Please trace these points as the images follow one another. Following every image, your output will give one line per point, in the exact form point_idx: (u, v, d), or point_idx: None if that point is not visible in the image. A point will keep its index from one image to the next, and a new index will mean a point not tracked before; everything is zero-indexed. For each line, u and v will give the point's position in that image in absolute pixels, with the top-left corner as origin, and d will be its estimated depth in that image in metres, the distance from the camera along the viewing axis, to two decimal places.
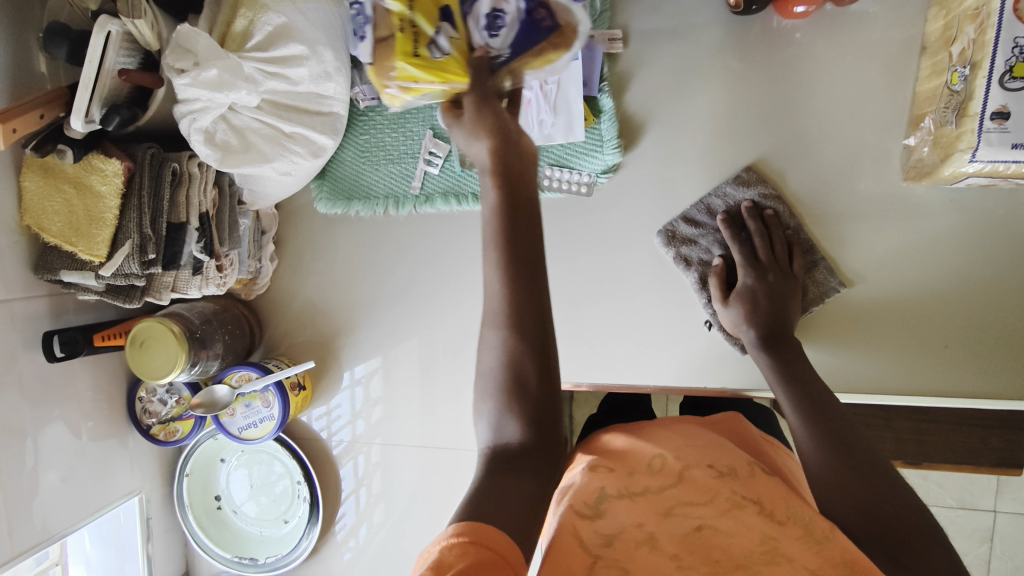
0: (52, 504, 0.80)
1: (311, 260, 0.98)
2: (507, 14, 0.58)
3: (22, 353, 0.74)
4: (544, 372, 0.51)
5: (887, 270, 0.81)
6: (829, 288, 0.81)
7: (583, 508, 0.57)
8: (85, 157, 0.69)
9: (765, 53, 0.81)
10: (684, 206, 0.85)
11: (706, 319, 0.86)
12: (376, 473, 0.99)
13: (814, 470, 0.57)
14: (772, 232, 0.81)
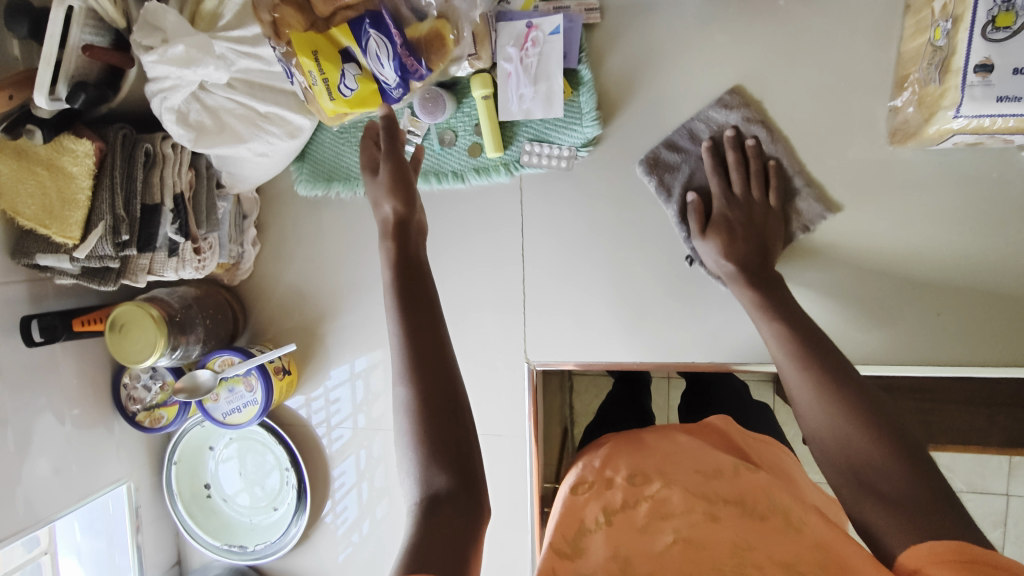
0: (36, 491, 0.80)
1: (293, 245, 0.96)
2: (386, 57, 0.69)
3: (0, 338, 0.74)
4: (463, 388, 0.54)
5: (881, 227, 0.78)
6: (811, 216, 0.79)
7: (562, 546, 0.58)
8: (55, 139, 0.69)
9: (747, 18, 0.79)
10: (667, 132, 0.82)
11: (687, 254, 0.84)
12: (380, 467, 0.97)
13: (822, 423, 0.56)
14: (750, 164, 0.80)
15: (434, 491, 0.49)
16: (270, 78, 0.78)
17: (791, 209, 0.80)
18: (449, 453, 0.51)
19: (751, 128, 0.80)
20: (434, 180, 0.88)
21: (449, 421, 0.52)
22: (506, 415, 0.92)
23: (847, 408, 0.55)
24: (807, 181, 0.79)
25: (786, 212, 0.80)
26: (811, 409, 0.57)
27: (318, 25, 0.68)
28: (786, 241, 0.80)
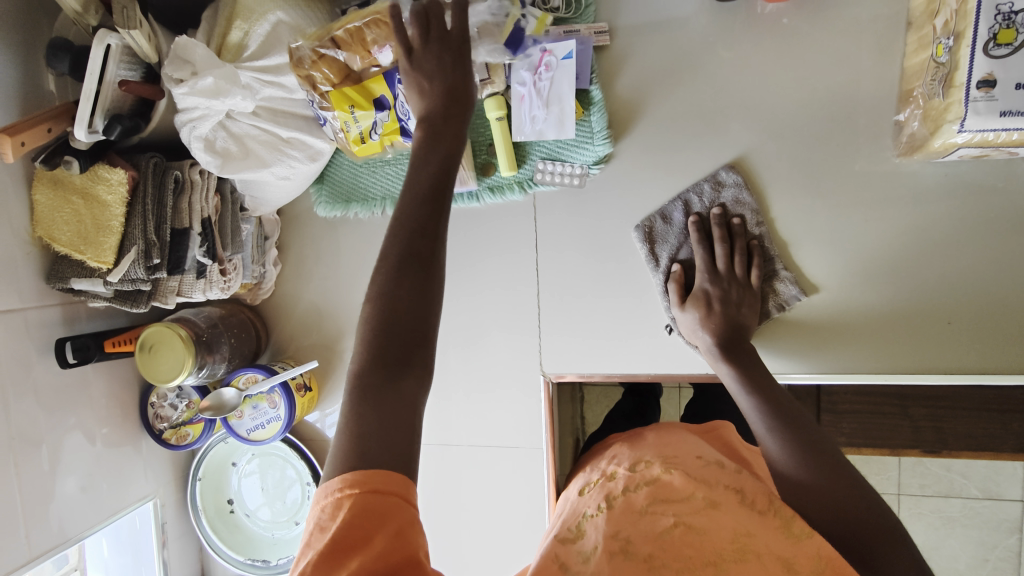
0: (69, 508, 0.82)
1: (313, 264, 0.99)
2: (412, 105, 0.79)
3: (36, 360, 0.77)
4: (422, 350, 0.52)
5: (877, 259, 0.80)
6: (789, 297, 0.82)
7: (566, 534, 0.62)
8: (90, 168, 0.72)
9: (752, 37, 0.81)
10: (660, 202, 0.85)
11: (666, 323, 0.87)
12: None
13: (794, 477, 0.60)
14: (735, 241, 0.82)
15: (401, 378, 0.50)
16: (291, 105, 0.82)
17: (769, 289, 0.82)
18: (405, 367, 0.50)
19: (736, 207, 0.82)
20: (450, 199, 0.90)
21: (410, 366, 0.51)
22: (523, 428, 0.93)
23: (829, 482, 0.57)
24: (787, 265, 0.82)
25: (764, 291, 0.83)
26: (795, 488, 0.59)
27: (354, 78, 0.77)
28: (760, 318, 0.83)
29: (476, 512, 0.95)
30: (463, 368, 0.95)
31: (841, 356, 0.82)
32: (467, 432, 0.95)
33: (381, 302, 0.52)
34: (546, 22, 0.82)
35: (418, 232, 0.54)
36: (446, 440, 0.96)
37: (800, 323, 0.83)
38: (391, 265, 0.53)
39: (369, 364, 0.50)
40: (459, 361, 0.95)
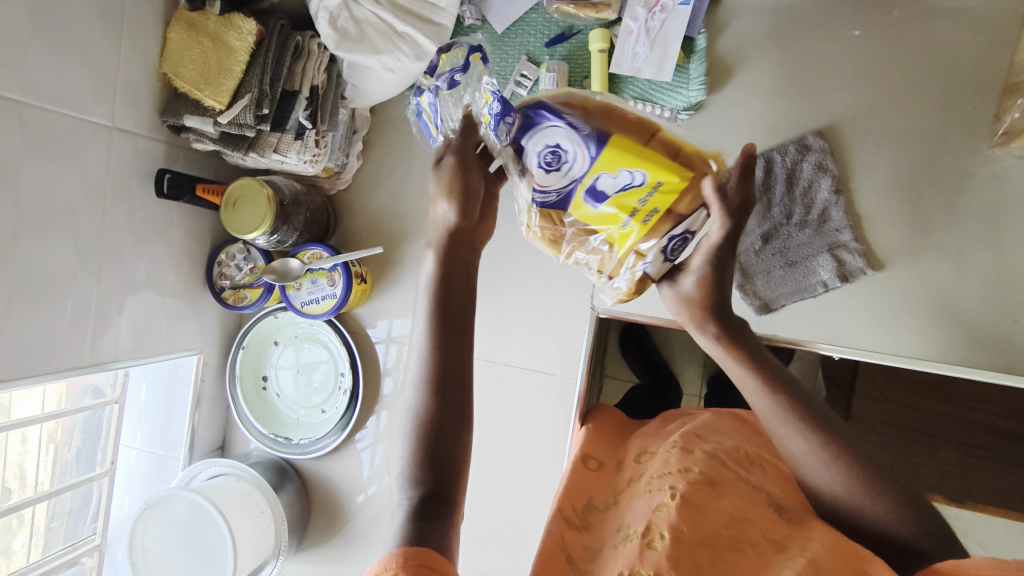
0: (129, 332, 0.87)
1: (392, 167, 1.03)
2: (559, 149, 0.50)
3: (136, 184, 0.82)
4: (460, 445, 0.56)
5: (945, 247, 0.80)
6: (854, 270, 0.82)
7: (571, 516, 0.67)
8: (228, 15, 0.79)
9: (860, 15, 0.84)
10: (742, 157, 0.87)
11: None
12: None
13: (836, 488, 0.59)
14: (795, 191, 0.84)
15: (432, 485, 0.53)
16: (411, 3, 0.87)
17: (834, 258, 0.83)
18: (440, 459, 0.55)
19: (815, 175, 0.83)
20: None
21: (449, 455, 0.55)
22: (561, 357, 0.95)
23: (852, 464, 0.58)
24: (857, 237, 0.82)
25: (828, 259, 0.83)
26: (809, 470, 0.61)
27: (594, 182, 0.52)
28: (822, 287, 0.84)
29: (498, 432, 0.97)
30: (514, 289, 0.97)
31: (888, 337, 0.82)
32: (507, 352, 0.97)
33: (434, 400, 0.56)
34: None
35: (445, 350, 0.58)
36: (483, 355, 0.98)
37: (854, 298, 0.83)
38: (433, 389, 0.57)
39: (420, 487, 0.53)
40: (510, 283, 0.97)
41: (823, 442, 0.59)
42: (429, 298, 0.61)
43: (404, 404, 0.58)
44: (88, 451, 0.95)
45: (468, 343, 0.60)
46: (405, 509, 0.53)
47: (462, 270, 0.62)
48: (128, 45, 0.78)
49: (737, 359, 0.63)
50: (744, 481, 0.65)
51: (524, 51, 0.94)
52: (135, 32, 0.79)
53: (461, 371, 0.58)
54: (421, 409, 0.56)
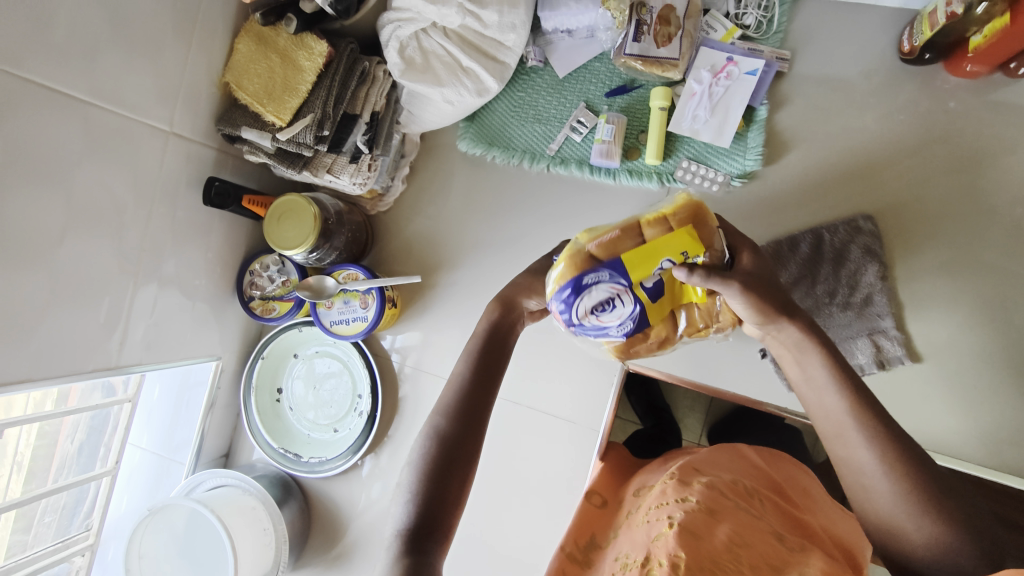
0: (154, 335, 0.86)
1: (435, 195, 1.03)
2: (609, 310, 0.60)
3: (184, 189, 0.82)
4: (462, 478, 0.63)
5: (985, 346, 0.81)
6: (891, 357, 0.83)
7: (575, 553, 0.67)
8: (301, 34, 0.78)
9: (919, 105, 0.85)
10: (791, 231, 0.87)
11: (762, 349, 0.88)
12: (413, 415, 1.01)
13: (894, 505, 0.54)
14: (840, 270, 0.84)
15: (425, 526, 0.59)
16: (479, 41, 0.87)
17: (872, 343, 0.83)
18: (441, 505, 0.60)
19: (863, 259, 0.83)
20: (588, 169, 0.93)
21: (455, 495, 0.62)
22: (585, 406, 0.94)
23: (918, 480, 0.53)
24: (897, 325, 0.83)
25: (866, 343, 0.83)
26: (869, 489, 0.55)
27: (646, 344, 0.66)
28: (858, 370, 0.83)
29: (511, 475, 0.95)
30: (544, 332, 0.96)
31: (918, 430, 0.82)
32: (529, 394, 0.96)
33: (452, 433, 0.64)
34: (732, 34, 0.87)
35: (466, 414, 0.66)
36: (506, 395, 0.97)
37: (887, 385, 0.83)
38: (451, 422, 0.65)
39: (414, 518, 0.59)
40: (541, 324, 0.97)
41: (883, 448, 0.55)
42: (477, 339, 0.72)
43: (416, 448, 0.65)
44: (90, 447, 0.93)
45: (486, 418, 0.67)
46: (398, 542, 0.58)
47: (508, 334, 0.73)
48: (195, 52, 0.78)
49: (814, 356, 0.61)
50: (746, 511, 0.61)
51: (583, 98, 0.95)
52: (204, 39, 0.78)
53: (473, 439, 0.65)
54: (439, 434, 0.64)
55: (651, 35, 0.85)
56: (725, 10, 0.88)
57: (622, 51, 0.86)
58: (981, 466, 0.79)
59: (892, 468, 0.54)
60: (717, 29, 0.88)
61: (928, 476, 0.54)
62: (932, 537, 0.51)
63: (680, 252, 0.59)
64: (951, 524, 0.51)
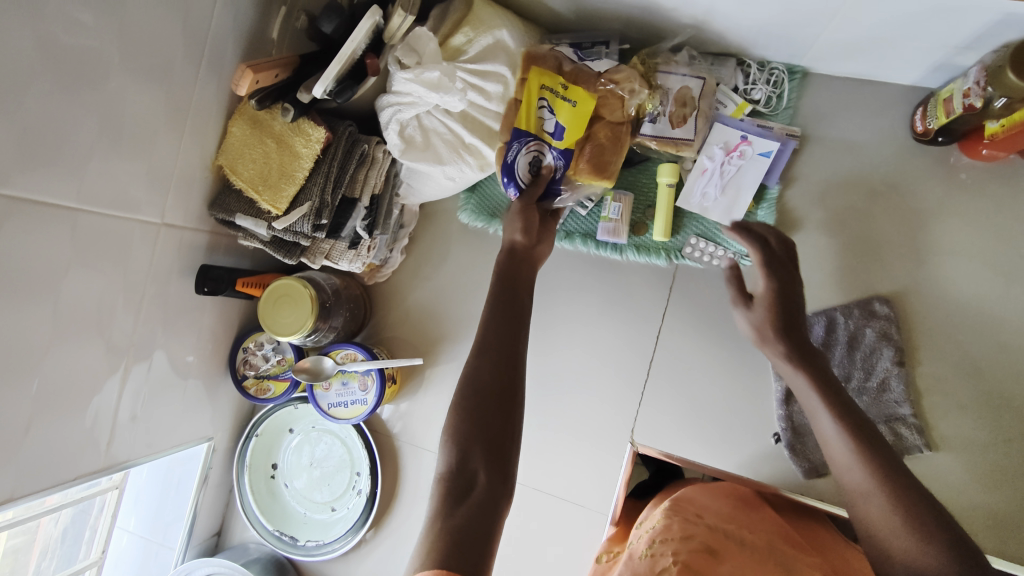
0: (142, 428, 0.82)
1: (436, 265, 1.01)
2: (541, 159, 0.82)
3: (175, 278, 0.78)
4: (504, 393, 0.60)
5: (1002, 433, 0.79)
6: (910, 446, 0.80)
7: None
8: (298, 119, 0.75)
9: (933, 184, 0.83)
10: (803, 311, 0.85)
11: (775, 432, 0.86)
12: (413, 493, 0.98)
13: (861, 492, 0.59)
14: (855, 354, 0.82)
15: (471, 480, 0.55)
16: (482, 115, 0.84)
17: (891, 431, 0.80)
18: (495, 458, 0.57)
19: (878, 343, 0.82)
20: (593, 244, 0.92)
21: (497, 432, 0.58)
22: (593, 488, 0.91)
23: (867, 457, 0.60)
24: (914, 412, 0.80)
25: (885, 430, 0.80)
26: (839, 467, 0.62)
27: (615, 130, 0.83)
28: None
29: (516, 559, 0.92)
30: (549, 411, 0.93)
31: None
32: (536, 475, 0.93)
33: (479, 359, 0.62)
34: (743, 110, 0.85)
35: (495, 349, 0.62)
36: None
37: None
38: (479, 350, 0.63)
39: (449, 463, 0.56)
40: (547, 402, 0.94)
41: (836, 417, 0.64)
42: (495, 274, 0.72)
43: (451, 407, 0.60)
44: (75, 532, 0.86)
45: (521, 361, 0.63)
46: (437, 495, 0.55)
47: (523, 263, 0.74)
48: (189, 139, 0.74)
49: (796, 374, 0.70)
50: (753, 552, 0.58)
51: None
52: (198, 125, 0.75)
53: (511, 374, 0.61)
54: (468, 367, 0.62)
55: (667, 116, 0.85)
56: (734, 85, 0.86)
57: (638, 131, 0.85)
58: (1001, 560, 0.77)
59: (847, 433, 0.63)
60: (728, 104, 0.86)
61: (889, 452, 0.60)
62: (866, 484, 0.59)
63: (540, 91, 0.80)
64: (899, 500, 0.56)
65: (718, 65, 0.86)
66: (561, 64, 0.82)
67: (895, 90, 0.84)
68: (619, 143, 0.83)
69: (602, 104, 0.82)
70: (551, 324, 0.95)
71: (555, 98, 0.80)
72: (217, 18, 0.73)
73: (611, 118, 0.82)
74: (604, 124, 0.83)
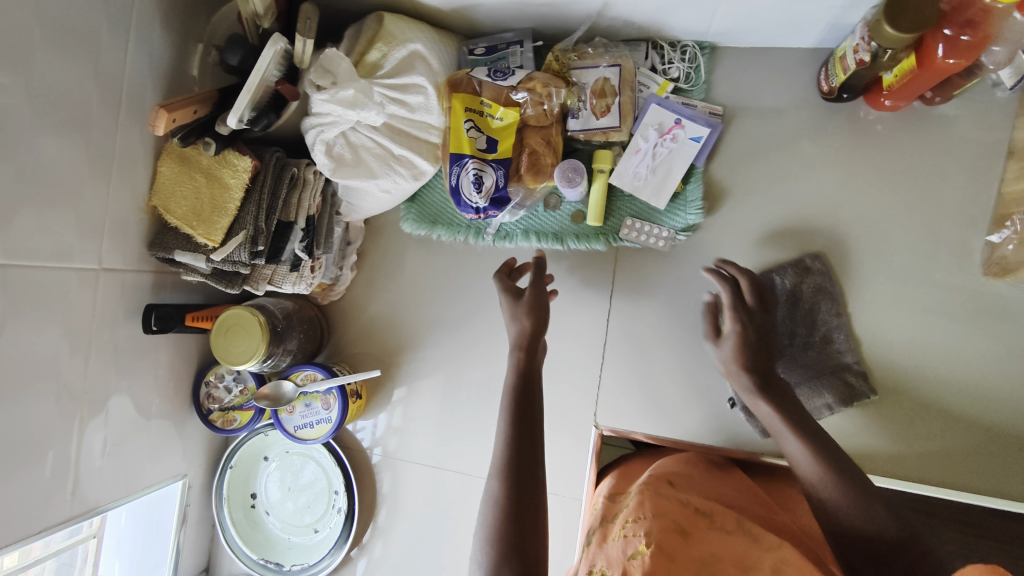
0: (107, 474, 0.82)
1: (386, 276, 1.03)
2: (485, 177, 0.84)
3: (122, 320, 0.79)
4: (525, 498, 0.61)
5: (946, 365, 0.81)
6: (857, 392, 0.82)
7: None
8: (222, 152, 0.77)
9: (849, 139, 0.86)
10: None
11: (729, 397, 0.88)
12: (397, 504, 0.99)
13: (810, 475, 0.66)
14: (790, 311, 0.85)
15: None
16: (409, 125, 0.86)
17: (834, 380, 0.83)
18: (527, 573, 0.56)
19: (815, 298, 0.84)
20: (534, 237, 0.94)
21: (522, 543, 0.58)
22: (564, 475, 0.92)
23: (808, 446, 0.68)
24: (858, 360, 0.83)
25: (831, 381, 0.83)
26: (794, 460, 0.69)
27: (547, 137, 0.86)
28: (827, 408, 0.83)
29: None
30: None
31: (895, 460, 0.82)
32: None
33: (506, 483, 0.63)
34: (666, 88, 0.87)
35: (517, 470, 0.63)
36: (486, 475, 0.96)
37: (861, 420, 0.83)
38: (501, 477, 0.63)
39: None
40: None
41: (773, 402, 0.73)
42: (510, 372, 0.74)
43: (479, 521, 0.62)
44: None
45: (541, 478, 0.64)
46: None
47: (535, 359, 0.75)
48: (117, 185, 0.76)
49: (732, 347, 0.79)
50: (721, 529, 0.62)
51: None
52: (125, 169, 0.76)
53: (534, 493, 0.63)
54: (496, 494, 0.62)
55: (589, 108, 0.86)
56: (651, 64, 0.88)
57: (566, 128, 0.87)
58: (946, 488, 0.80)
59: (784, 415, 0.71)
60: (650, 85, 0.88)
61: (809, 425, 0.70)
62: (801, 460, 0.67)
63: (465, 113, 0.83)
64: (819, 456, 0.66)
65: (632, 49, 0.88)
66: (477, 85, 0.84)
67: (800, 53, 0.87)
68: (555, 147, 0.86)
69: (527, 114, 0.85)
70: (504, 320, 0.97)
71: (481, 118, 0.83)
72: (131, 64, 0.75)
73: (538, 125, 0.85)
74: (534, 132, 0.85)
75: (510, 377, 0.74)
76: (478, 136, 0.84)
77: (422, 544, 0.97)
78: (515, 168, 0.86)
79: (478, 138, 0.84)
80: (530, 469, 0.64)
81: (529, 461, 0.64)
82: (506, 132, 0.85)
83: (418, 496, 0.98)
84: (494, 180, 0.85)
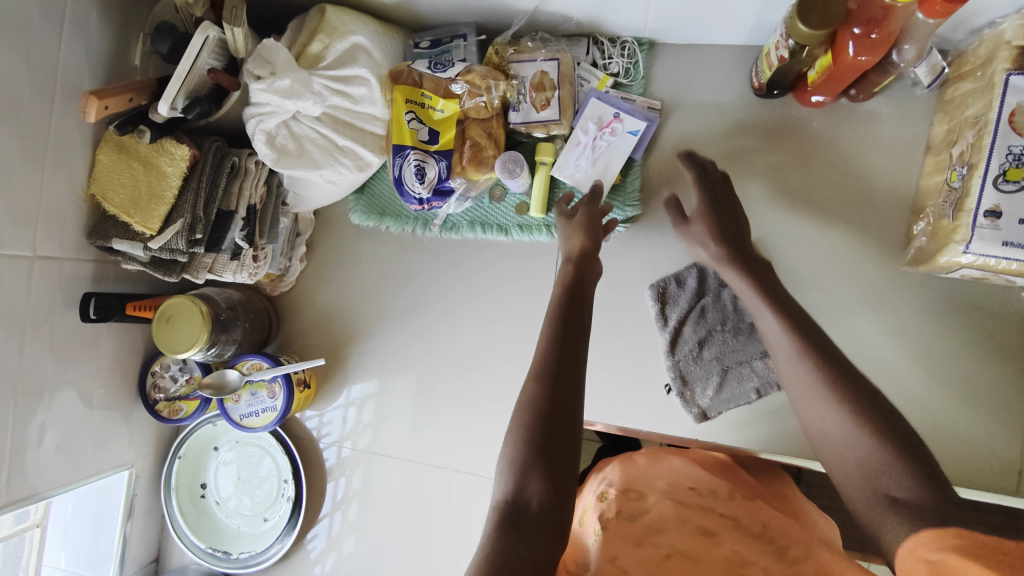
0: (47, 463, 0.82)
1: (336, 267, 1.03)
2: (428, 167, 0.85)
3: (59, 309, 0.80)
4: (568, 406, 0.60)
5: (872, 351, 0.85)
6: None
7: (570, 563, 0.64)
8: (159, 140, 0.77)
9: (781, 134, 0.89)
10: (678, 267, 0.91)
11: (666, 383, 0.89)
12: (355, 495, 1.00)
13: (851, 449, 0.58)
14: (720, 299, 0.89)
15: (524, 502, 0.55)
16: (353, 117, 0.87)
17: (763, 364, 0.86)
18: (557, 482, 0.56)
19: None
20: (479, 229, 0.96)
21: (555, 463, 0.57)
22: None
23: (853, 413, 0.58)
24: None
25: (761, 367, 0.86)
26: (824, 426, 0.60)
27: (487, 130, 0.88)
28: (758, 392, 0.86)
29: (444, 537, 0.96)
30: (462, 393, 0.98)
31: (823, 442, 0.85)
32: (456, 456, 0.97)
33: (539, 387, 0.61)
34: (605, 83, 0.90)
35: (558, 377, 0.62)
36: (434, 462, 0.97)
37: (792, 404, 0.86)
38: (536, 381, 0.62)
39: (508, 489, 0.56)
40: (456, 385, 0.98)
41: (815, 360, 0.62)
42: (557, 286, 0.74)
43: (511, 424, 0.60)
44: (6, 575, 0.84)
45: (580, 396, 0.62)
46: (493, 518, 0.55)
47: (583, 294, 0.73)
48: (52, 173, 0.76)
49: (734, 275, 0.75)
50: (744, 530, 0.66)
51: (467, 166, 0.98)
52: (61, 156, 0.76)
53: (572, 400, 0.61)
54: (531, 397, 0.61)
55: (529, 102, 0.88)
56: (592, 60, 0.90)
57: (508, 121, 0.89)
58: None
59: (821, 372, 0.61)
60: (591, 79, 0.90)
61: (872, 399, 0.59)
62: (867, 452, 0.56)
63: (405, 105, 0.84)
64: (871, 420, 0.57)
65: (572, 44, 0.90)
66: (418, 78, 0.85)
67: (734, 51, 0.90)
68: (496, 139, 0.89)
69: (467, 106, 0.87)
70: (452, 310, 0.99)
71: (423, 110, 0.85)
72: (66, 52, 0.75)
73: (478, 117, 0.88)
74: (475, 124, 0.88)
75: (557, 292, 0.73)
76: (420, 127, 0.85)
77: (399, 536, 0.97)
78: (458, 158, 0.88)
79: (420, 128, 0.85)
80: (573, 376, 0.62)
81: (571, 371, 0.63)
82: (448, 123, 0.86)
83: (396, 489, 0.98)
84: (436, 170, 0.86)
